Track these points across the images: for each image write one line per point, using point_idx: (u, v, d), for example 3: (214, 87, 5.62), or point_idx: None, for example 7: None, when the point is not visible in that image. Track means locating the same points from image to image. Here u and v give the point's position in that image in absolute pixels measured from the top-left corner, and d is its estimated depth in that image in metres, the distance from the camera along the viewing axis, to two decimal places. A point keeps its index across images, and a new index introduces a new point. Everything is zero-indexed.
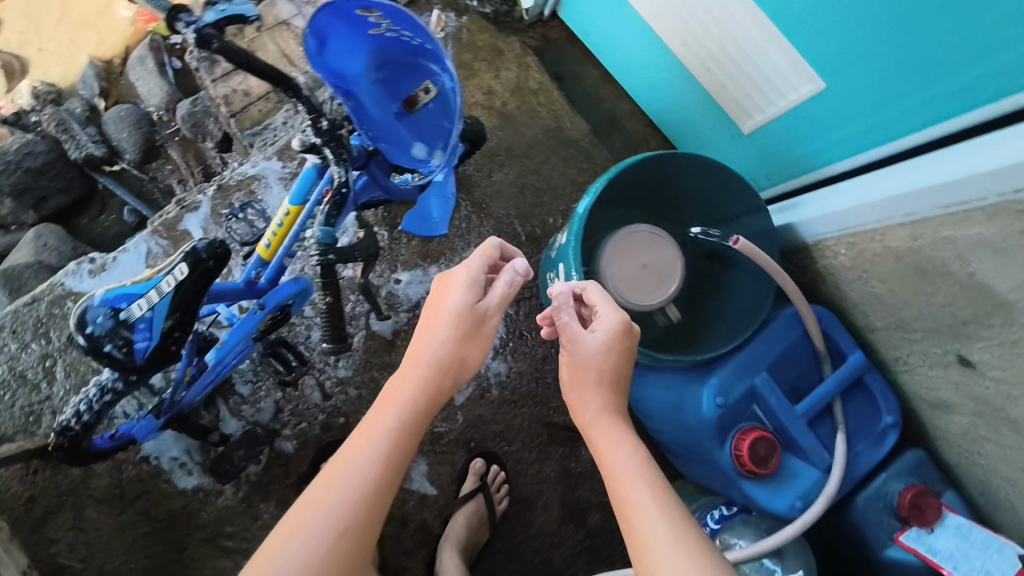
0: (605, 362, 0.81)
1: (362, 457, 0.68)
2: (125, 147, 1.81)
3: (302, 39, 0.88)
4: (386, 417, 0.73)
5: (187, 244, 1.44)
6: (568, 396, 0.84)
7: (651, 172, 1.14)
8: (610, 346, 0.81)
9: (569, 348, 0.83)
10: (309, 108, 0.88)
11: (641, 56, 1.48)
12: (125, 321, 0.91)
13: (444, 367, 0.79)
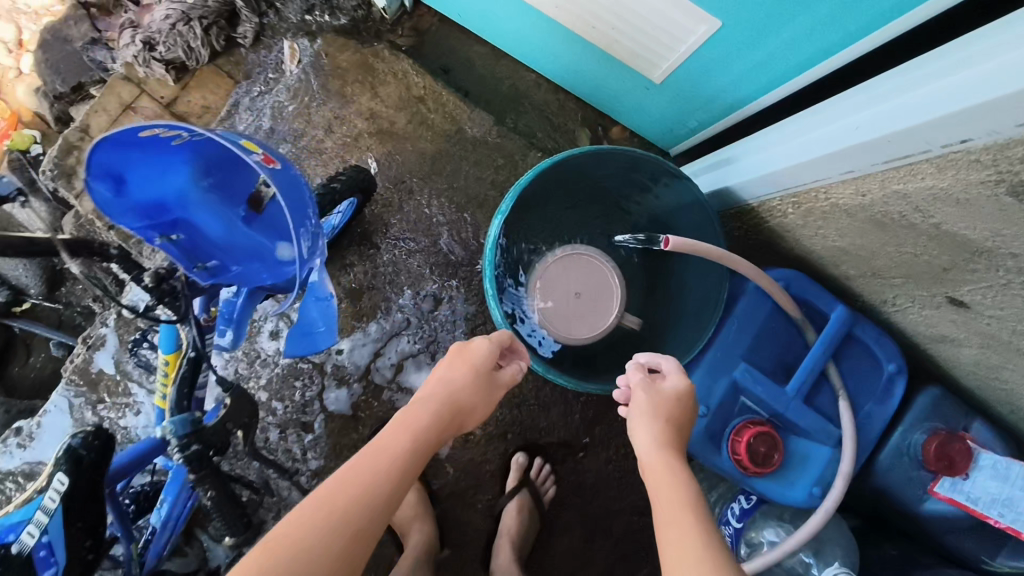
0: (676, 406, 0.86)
1: (381, 470, 0.77)
2: (27, 282, 1.67)
3: (91, 195, 0.73)
4: (403, 439, 0.81)
5: (107, 383, 1.32)
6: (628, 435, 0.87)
7: (561, 175, 1.03)
8: (672, 393, 0.87)
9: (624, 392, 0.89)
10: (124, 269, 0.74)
11: (519, 27, 1.29)
12: (18, 554, 0.81)
13: (454, 407, 0.89)
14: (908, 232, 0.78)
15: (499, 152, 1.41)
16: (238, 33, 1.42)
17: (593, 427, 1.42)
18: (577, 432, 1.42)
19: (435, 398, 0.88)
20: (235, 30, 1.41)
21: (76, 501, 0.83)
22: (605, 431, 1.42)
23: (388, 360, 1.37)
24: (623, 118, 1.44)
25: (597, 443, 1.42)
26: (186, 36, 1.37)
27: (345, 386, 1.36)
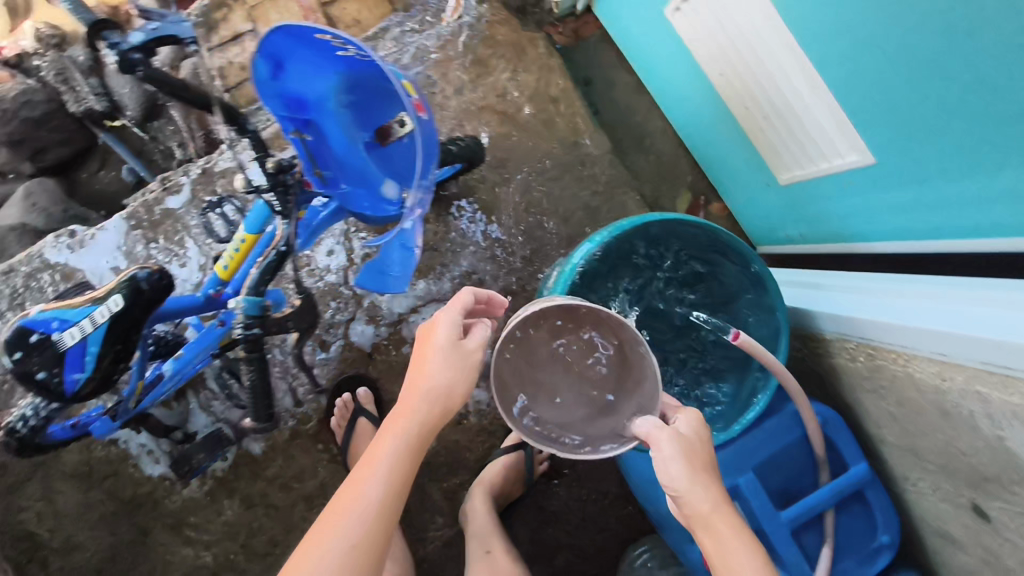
0: (696, 446, 0.72)
1: (364, 500, 0.66)
2: (127, 104, 1.72)
3: (251, 66, 0.77)
4: (384, 444, 0.70)
5: (168, 227, 1.37)
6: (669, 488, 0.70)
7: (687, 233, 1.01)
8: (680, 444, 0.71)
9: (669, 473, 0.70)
10: (256, 143, 0.79)
11: (673, 75, 1.31)
12: (54, 346, 0.86)
13: (436, 403, 0.72)
14: (970, 431, 0.77)
15: (603, 178, 1.43)
16: None
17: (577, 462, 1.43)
18: (558, 461, 1.43)
19: (417, 396, 0.71)
20: None
21: (118, 326, 0.88)
22: (588, 471, 1.44)
23: (421, 321, 1.38)
24: (727, 195, 1.45)
25: (575, 478, 1.44)
26: None
27: (373, 326, 1.38)
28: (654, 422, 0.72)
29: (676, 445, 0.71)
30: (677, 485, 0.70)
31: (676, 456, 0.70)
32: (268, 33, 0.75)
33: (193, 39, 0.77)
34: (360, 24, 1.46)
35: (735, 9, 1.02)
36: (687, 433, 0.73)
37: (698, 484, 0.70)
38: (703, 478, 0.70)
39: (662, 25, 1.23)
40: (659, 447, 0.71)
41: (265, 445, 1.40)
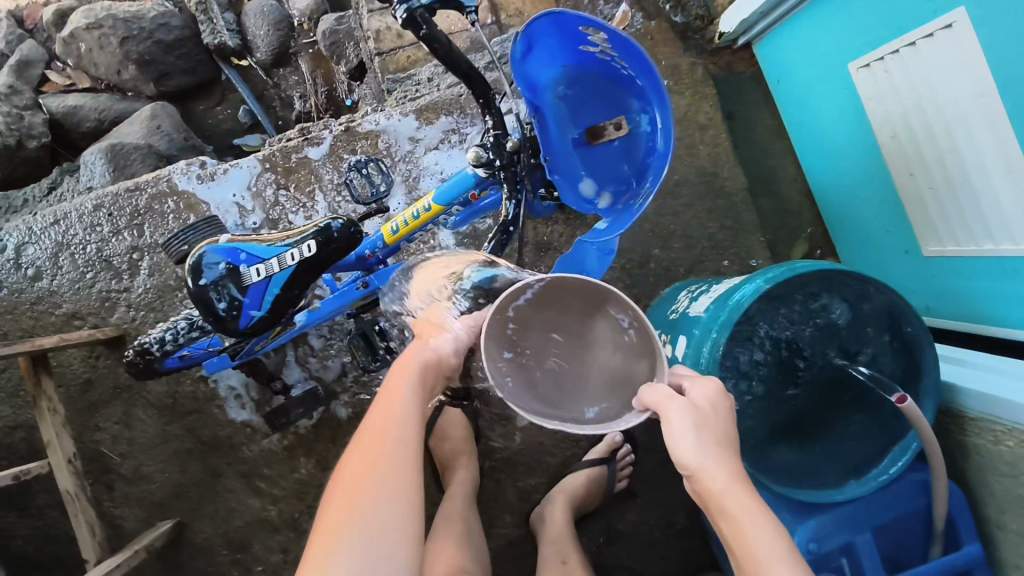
0: (711, 421, 0.68)
1: (390, 424, 0.66)
2: (260, 46, 1.72)
3: (511, 43, 0.79)
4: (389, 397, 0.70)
5: (300, 178, 1.37)
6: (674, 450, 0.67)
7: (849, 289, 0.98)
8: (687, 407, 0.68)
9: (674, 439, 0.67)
10: (496, 122, 0.85)
11: (835, 126, 1.30)
12: (240, 278, 0.89)
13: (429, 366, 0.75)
14: None
15: (731, 213, 1.44)
16: None
17: (653, 487, 1.43)
18: (633, 481, 1.43)
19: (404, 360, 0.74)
20: None
21: (303, 273, 0.89)
22: (662, 497, 1.43)
23: None
24: (847, 255, 1.45)
25: (648, 501, 1.43)
26: None
27: None
28: (664, 390, 0.69)
29: (697, 413, 0.68)
30: (694, 458, 0.66)
31: (687, 429, 0.67)
32: (536, 16, 0.79)
33: (476, 6, 0.73)
34: (523, 16, 1.48)
35: (942, 79, 1.00)
36: (703, 408, 0.69)
37: (711, 454, 0.66)
38: (723, 450, 0.67)
39: (838, 77, 1.23)
40: (670, 417, 0.67)
41: (353, 411, 1.36)
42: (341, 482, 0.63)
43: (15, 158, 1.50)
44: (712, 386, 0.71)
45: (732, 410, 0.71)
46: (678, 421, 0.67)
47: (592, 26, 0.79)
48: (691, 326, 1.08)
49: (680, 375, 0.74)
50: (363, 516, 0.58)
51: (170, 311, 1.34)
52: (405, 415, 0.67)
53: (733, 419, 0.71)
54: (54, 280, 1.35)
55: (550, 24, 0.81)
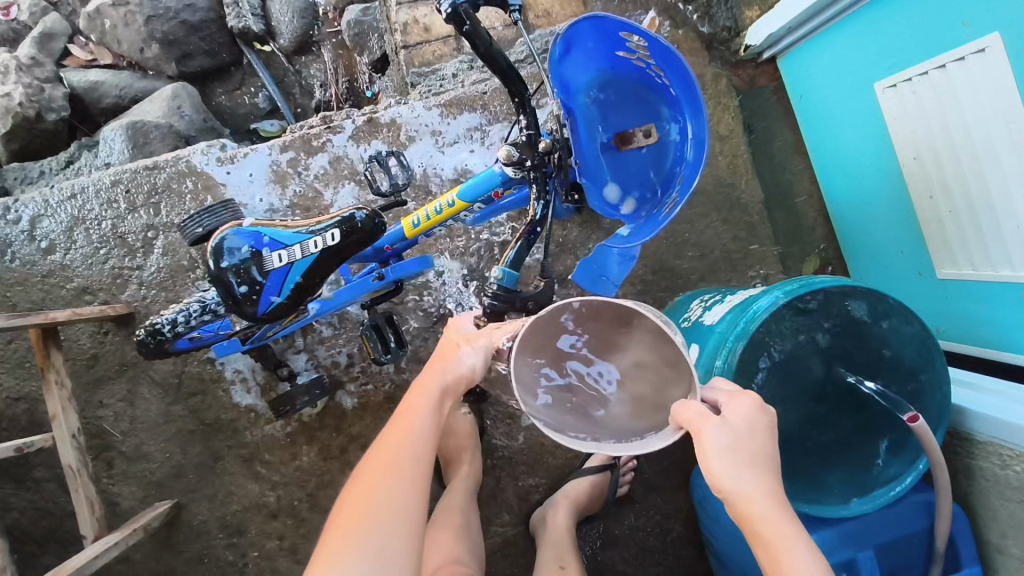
0: (745, 440, 0.71)
1: (403, 441, 0.71)
2: (283, 32, 1.72)
3: (552, 43, 0.82)
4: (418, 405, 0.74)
5: (319, 165, 1.37)
6: (707, 467, 0.69)
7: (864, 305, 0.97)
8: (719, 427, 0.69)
9: (710, 459, 0.69)
10: (529, 121, 0.86)
11: (855, 145, 1.31)
12: (262, 263, 0.88)
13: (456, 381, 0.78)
14: None
15: (746, 225, 1.44)
16: None
17: (653, 493, 1.42)
18: (633, 487, 1.42)
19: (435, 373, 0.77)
20: None
21: (324, 261, 0.89)
22: (662, 504, 1.42)
23: None
24: (857, 272, 1.45)
25: (647, 507, 1.42)
26: None
27: None
28: (699, 409, 0.70)
29: (733, 432, 0.70)
30: (730, 480, 0.69)
31: (721, 450, 0.69)
32: (579, 19, 0.81)
33: (518, 5, 0.77)
34: (550, 17, 1.49)
35: (968, 102, 1.01)
36: (738, 428, 0.71)
37: (747, 475, 0.69)
38: (757, 471, 0.70)
39: (860, 97, 1.24)
40: (706, 436, 0.68)
41: (358, 401, 1.36)
42: (352, 494, 0.67)
43: (34, 130, 1.49)
44: (746, 403, 0.74)
45: (769, 427, 0.74)
46: (713, 443, 0.68)
47: (631, 31, 0.81)
48: (706, 335, 1.08)
49: (713, 391, 0.77)
50: (368, 527, 0.63)
51: (182, 291, 1.34)
52: (417, 433, 0.71)
53: (769, 437, 0.73)
54: (66, 254, 1.34)
55: (592, 28, 0.84)
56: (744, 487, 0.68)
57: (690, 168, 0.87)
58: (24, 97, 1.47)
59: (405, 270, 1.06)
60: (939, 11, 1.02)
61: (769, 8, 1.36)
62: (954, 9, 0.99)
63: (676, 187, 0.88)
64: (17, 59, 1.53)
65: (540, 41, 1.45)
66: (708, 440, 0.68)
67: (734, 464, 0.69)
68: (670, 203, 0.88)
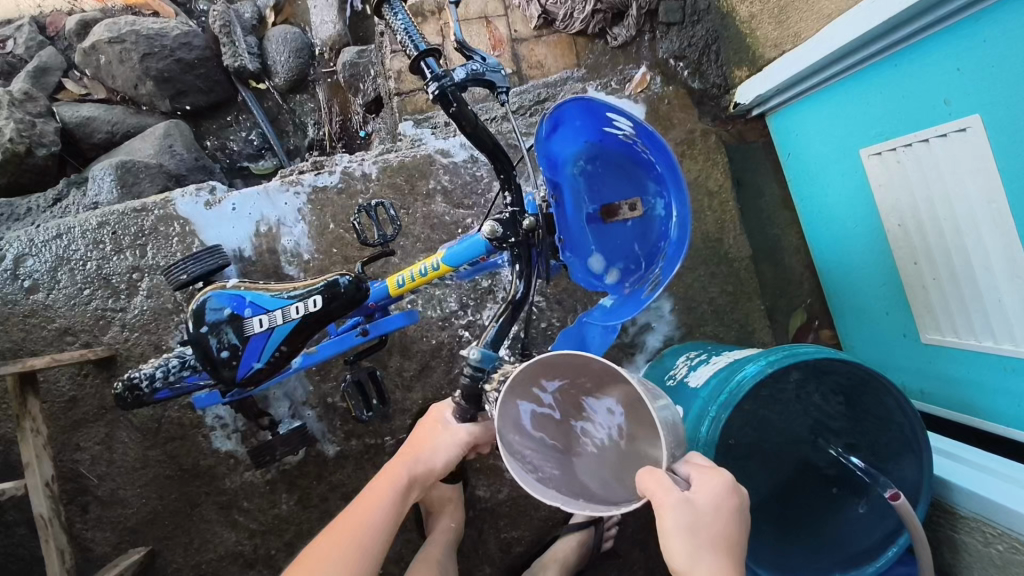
0: (708, 520, 0.70)
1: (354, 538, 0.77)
2: (278, 72, 1.73)
3: (540, 121, 0.84)
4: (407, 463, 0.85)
5: (309, 211, 1.37)
6: (664, 540, 0.70)
7: (832, 373, 0.97)
8: (685, 503, 0.69)
9: (670, 535, 0.69)
10: (515, 198, 0.87)
11: (843, 206, 1.32)
12: (243, 328, 0.88)
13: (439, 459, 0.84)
14: None
15: (734, 279, 1.44)
16: (612, 32, 1.48)
17: (636, 548, 1.40)
18: (617, 542, 1.40)
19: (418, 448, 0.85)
20: (613, 27, 1.48)
21: (306, 327, 0.88)
22: (645, 559, 1.41)
23: None
24: (841, 328, 1.46)
25: (630, 562, 1.40)
26: (576, 5, 1.45)
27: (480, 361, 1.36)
28: (664, 482, 0.69)
29: (697, 510, 0.69)
30: (685, 556, 0.68)
31: (683, 530, 0.68)
32: (568, 101, 0.83)
33: (506, 87, 0.78)
34: (543, 68, 1.51)
35: (950, 176, 1.02)
36: (703, 506, 0.69)
37: (704, 556, 0.68)
38: (716, 554, 0.69)
39: (846, 162, 1.26)
40: (666, 513, 0.68)
41: (340, 450, 1.35)
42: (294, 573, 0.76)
43: (23, 165, 1.49)
44: (717, 480, 0.71)
45: (738, 507, 0.72)
46: (675, 521, 0.68)
47: (617, 111, 0.83)
48: (691, 400, 1.07)
49: (688, 462, 0.74)
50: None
51: (165, 335, 1.33)
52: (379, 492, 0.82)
53: (736, 516, 0.71)
54: (49, 294, 1.33)
55: (579, 107, 0.85)
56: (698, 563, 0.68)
57: (677, 246, 0.87)
58: (15, 133, 1.46)
59: (393, 324, 1.07)
60: (920, 88, 1.04)
61: (759, 69, 1.36)
62: (937, 87, 1.01)
63: (661, 261, 0.89)
64: (10, 94, 1.52)
65: (532, 93, 1.46)
66: (669, 514, 0.68)
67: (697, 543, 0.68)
68: (655, 278, 0.89)
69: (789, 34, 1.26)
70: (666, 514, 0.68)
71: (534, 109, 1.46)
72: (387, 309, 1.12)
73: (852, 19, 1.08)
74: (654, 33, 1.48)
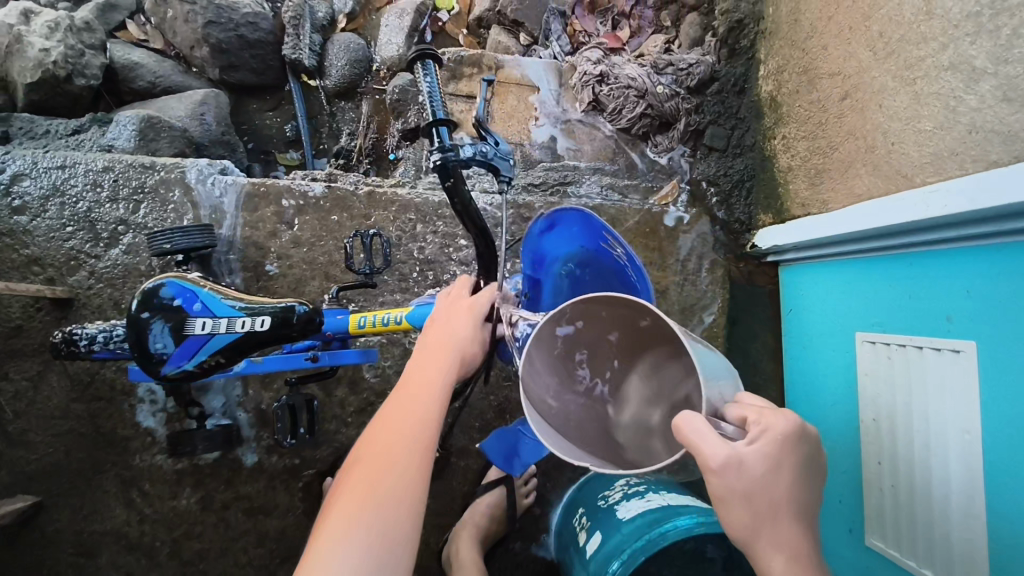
0: (770, 483, 0.58)
1: (401, 440, 0.65)
2: (331, 75, 1.76)
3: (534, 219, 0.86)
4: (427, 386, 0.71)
5: (308, 219, 1.36)
6: (718, 502, 0.59)
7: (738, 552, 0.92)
8: (744, 456, 0.57)
9: (722, 495, 0.58)
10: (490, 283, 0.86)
11: (827, 377, 1.29)
12: (183, 327, 0.84)
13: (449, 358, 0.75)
14: None
15: None
16: (654, 139, 1.51)
17: None
18: None
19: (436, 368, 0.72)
20: (656, 135, 1.51)
21: (247, 343, 0.86)
22: None
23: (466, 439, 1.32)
24: None
25: None
26: (627, 103, 1.48)
27: None
28: (715, 437, 0.57)
29: (757, 470, 0.58)
30: (737, 524, 0.59)
31: (736, 494, 0.57)
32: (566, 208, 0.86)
33: (508, 176, 0.80)
34: (580, 151, 1.50)
35: (937, 392, 0.98)
36: (758, 466, 0.58)
37: (767, 525, 0.58)
38: (779, 526, 0.58)
39: (844, 337, 1.23)
40: (715, 473, 0.57)
41: (258, 462, 1.31)
42: (336, 511, 0.60)
43: (58, 89, 1.50)
44: (783, 427, 0.59)
45: (809, 457, 0.60)
46: (728, 486, 0.57)
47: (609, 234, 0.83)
48: (615, 529, 1.04)
49: (739, 406, 0.62)
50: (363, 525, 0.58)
51: (128, 294, 1.31)
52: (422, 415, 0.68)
53: (804, 476, 0.60)
54: (32, 220, 1.32)
55: (580, 218, 0.87)
56: (767, 536, 0.58)
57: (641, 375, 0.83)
58: (61, 57, 1.48)
59: (346, 359, 1.05)
60: (929, 297, 1.01)
61: (782, 220, 1.34)
62: (944, 301, 0.98)
63: None
64: (71, 19, 1.54)
65: (557, 173, 1.47)
66: (721, 473, 0.57)
67: (761, 514, 0.58)
68: None
69: (820, 198, 1.21)
70: (711, 472, 0.57)
71: (556, 189, 1.45)
72: (346, 342, 1.09)
73: (866, 211, 1.05)
74: (696, 152, 1.51)
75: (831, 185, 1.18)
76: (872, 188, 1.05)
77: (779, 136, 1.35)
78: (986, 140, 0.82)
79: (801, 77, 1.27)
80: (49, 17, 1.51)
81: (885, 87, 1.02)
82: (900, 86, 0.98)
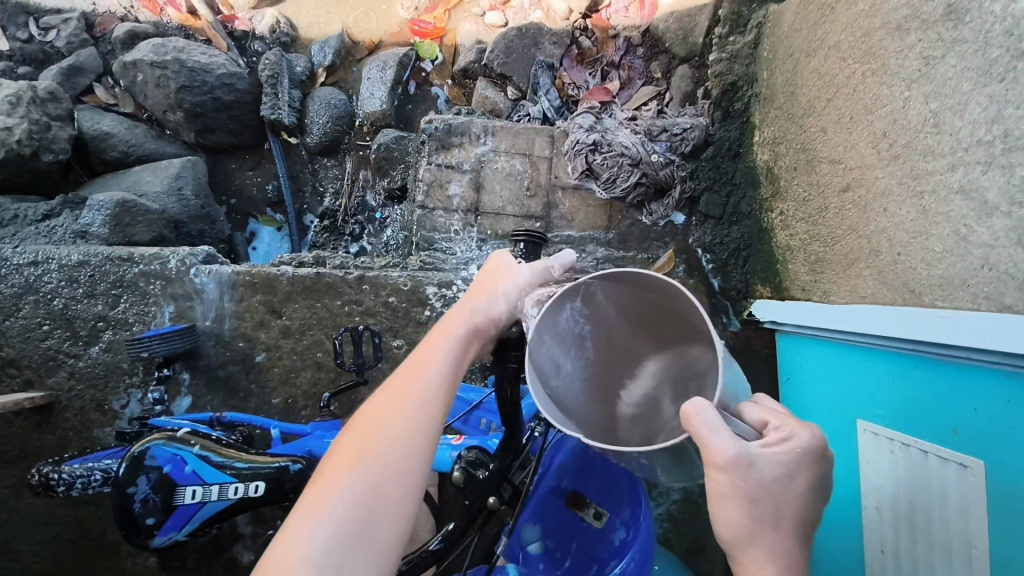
0: (778, 487, 0.50)
1: (399, 405, 0.57)
2: (312, 132, 1.71)
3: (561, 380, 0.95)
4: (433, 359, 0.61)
5: (296, 307, 1.31)
6: (717, 504, 0.50)
7: None
8: (751, 453, 0.49)
9: (724, 492, 0.49)
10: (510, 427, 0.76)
11: None
12: (174, 496, 0.83)
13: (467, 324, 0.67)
14: None
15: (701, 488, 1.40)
16: (649, 207, 1.48)
17: None
18: None
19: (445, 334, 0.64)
20: (651, 203, 1.48)
21: (238, 505, 0.87)
22: None
23: None
24: None
25: None
26: (621, 172, 1.45)
27: None
28: (722, 422, 0.49)
29: (766, 471, 0.50)
30: (732, 525, 0.50)
31: (740, 495, 0.50)
32: None
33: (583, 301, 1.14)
34: (571, 221, 1.48)
35: (939, 496, 0.89)
36: (769, 475, 0.50)
37: (764, 540, 0.50)
38: (780, 535, 0.50)
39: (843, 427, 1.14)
40: (717, 459, 0.48)
41: (254, 561, 1.27)
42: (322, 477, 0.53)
43: (25, 167, 1.43)
44: (801, 441, 0.51)
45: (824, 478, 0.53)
46: (730, 482, 0.49)
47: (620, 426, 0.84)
48: None
49: (759, 408, 0.54)
50: (343, 497, 0.50)
51: (110, 394, 1.26)
52: (424, 401, 0.57)
53: (814, 497, 0.52)
54: (4, 320, 1.26)
55: None
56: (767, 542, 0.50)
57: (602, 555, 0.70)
58: (26, 134, 1.39)
59: None
60: (933, 404, 0.92)
61: (781, 297, 1.33)
62: (947, 409, 0.89)
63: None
64: (32, 89, 1.45)
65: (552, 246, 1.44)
66: (730, 465, 0.48)
67: (766, 526, 0.50)
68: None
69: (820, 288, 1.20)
70: (714, 460, 0.49)
71: None
72: None
73: (877, 317, 1.02)
74: (691, 218, 1.49)
75: (834, 275, 1.17)
76: (876, 293, 1.05)
77: (777, 211, 1.34)
78: (1001, 279, 0.80)
79: (801, 156, 1.25)
80: (10, 89, 1.42)
81: (891, 192, 1.00)
82: (907, 196, 0.96)
